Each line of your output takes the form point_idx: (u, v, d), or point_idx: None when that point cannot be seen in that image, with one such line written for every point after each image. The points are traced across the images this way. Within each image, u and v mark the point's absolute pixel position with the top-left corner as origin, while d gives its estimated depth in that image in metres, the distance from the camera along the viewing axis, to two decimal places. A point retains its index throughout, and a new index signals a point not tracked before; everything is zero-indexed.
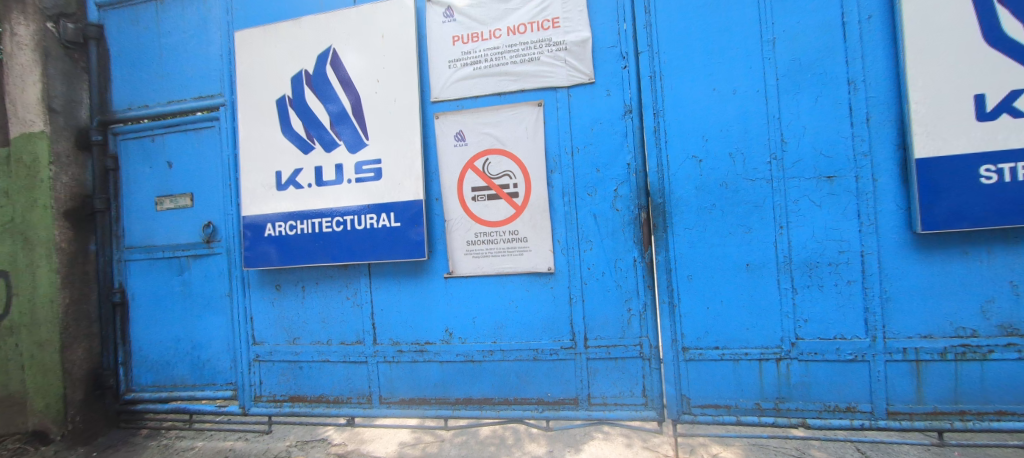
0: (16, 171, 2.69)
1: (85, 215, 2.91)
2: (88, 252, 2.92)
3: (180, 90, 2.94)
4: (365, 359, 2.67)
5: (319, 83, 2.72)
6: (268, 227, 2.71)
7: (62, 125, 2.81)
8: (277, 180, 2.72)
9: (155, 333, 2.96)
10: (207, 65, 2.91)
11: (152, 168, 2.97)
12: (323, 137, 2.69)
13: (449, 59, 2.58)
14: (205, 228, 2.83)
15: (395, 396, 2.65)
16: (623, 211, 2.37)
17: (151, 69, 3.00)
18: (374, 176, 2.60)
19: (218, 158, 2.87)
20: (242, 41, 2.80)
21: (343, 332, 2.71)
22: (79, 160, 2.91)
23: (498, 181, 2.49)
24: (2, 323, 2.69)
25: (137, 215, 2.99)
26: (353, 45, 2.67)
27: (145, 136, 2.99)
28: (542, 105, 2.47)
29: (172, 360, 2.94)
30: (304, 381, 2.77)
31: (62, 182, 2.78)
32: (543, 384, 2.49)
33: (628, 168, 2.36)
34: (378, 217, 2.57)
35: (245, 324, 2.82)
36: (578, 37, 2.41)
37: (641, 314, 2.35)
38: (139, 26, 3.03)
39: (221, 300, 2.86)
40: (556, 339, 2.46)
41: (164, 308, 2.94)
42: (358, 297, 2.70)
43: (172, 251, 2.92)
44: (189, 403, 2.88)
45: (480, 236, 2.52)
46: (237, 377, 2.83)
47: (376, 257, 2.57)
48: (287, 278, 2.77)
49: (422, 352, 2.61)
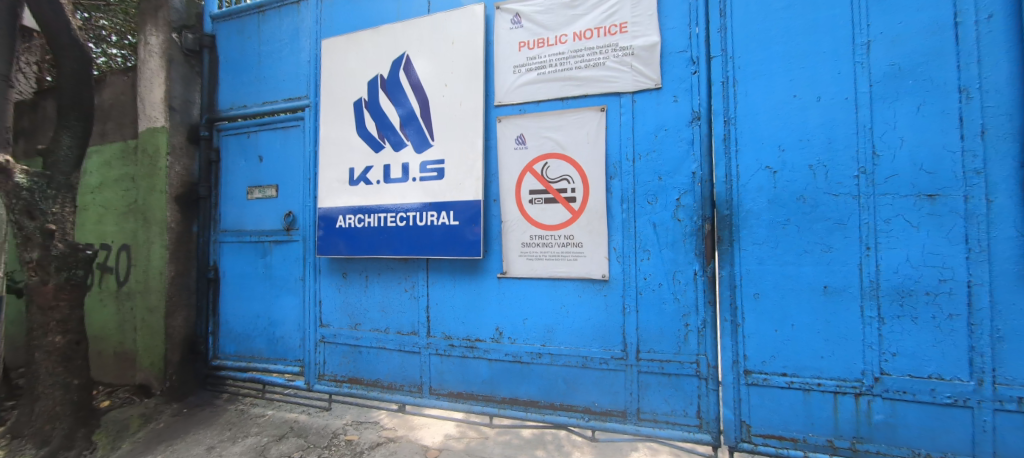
0: (143, 160, 3.21)
1: (191, 200, 3.33)
2: (191, 233, 3.32)
3: (273, 93, 3.28)
4: (418, 350, 2.80)
5: (393, 87, 2.90)
6: (340, 219, 2.93)
7: (178, 121, 3.25)
8: (350, 176, 2.94)
9: (239, 308, 3.31)
10: (296, 70, 3.22)
11: (246, 161, 3.32)
12: (392, 137, 2.86)
13: (515, 65, 2.64)
14: (286, 217, 3.13)
15: (444, 388, 2.74)
16: (685, 221, 2.28)
17: (251, 73, 3.37)
18: (436, 176, 2.72)
19: (301, 154, 3.16)
20: (328, 49, 3.07)
21: (400, 322, 2.86)
22: (189, 152, 3.34)
23: (556, 185, 2.49)
24: (125, 287, 3.24)
25: (231, 202, 3.35)
26: (424, 51, 2.82)
27: (242, 133, 3.35)
28: (605, 110, 2.44)
29: (251, 334, 3.26)
30: (362, 365, 2.95)
31: (176, 171, 3.21)
32: (591, 392, 2.45)
33: (693, 176, 2.27)
34: (438, 215, 2.69)
35: (314, 307, 3.06)
36: (646, 42, 2.35)
37: (700, 330, 2.24)
38: (243, 36, 3.41)
39: (295, 283, 3.13)
40: (607, 348, 2.41)
41: (247, 286, 3.27)
42: (415, 290, 2.83)
43: (258, 237, 3.24)
44: (263, 375, 3.19)
45: (535, 238, 2.54)
46: (304, 354, 3.08)
47: (434, 253, 2.68)
48: (353, 268, 2.97)
49: (472, 348, 2.68)
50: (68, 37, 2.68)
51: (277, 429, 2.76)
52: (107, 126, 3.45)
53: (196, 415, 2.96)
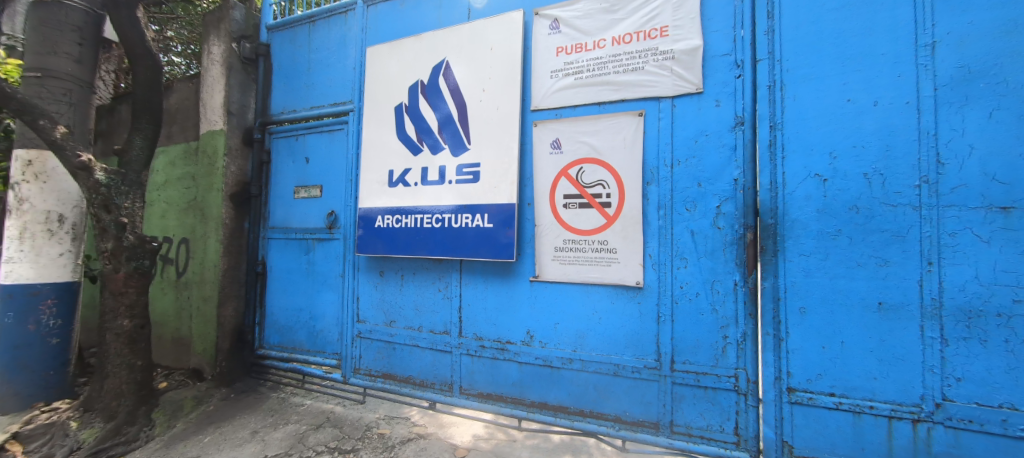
0: (203, 160, 3.47)
1: (244, 198, 3.55)
2: (243, 229, 3.54)
3: (321, 98, 3.45)
4: (450, 349, 2.85)
5: (432, 92, 2.99)
6: (378, 219, 3.04)
7: (235, 125, 3.49)
8: (389, 178, 3.04)
9: (283, 301, 3.49)
10: (343, 77, 3.38)
11: (294, 163, 3.51)
12: (430, 141, 2.94)
13: (552, 70, 2.66)
14: (329, 216, 3.28)
15: (474, 389, 2.79)
16: (725, 229, 2.20)
17: (301, 80, 3.56)
18: (472, 179, 2.77)
19: (344, 156, 3.30)
20: (373, 56, 3.21)
21: (433, 321, 2.92)
22: (243, 154, 3.57)
23: (591, 190, 2.48)
24: (185, 278, 3.51)
25: (280, 201, 3.55)
26: (463, 57, 2.89)
27: (292, 136, 3.54)
28: (643, 115, 2.41)
29: (293, 326, 3.43)
30: (395, 362, 3.04)
31: (231, 171, 3.45)
32: (622, 401, 2.41)
33: (735, 183, 2.19)
34: (473, 218, 2.74)
35: (352, 303, 3.19)
36: (688, 46, 2.30)
37: (740, 343, 2.15)
38: (295, 45, 3.62)
39: (335, 279, 3.27)
40: (640, 357, 2.36)
41: (292, 281, 3.45)
42: (448, 290, 2.89)
43: (303, 234, 3.41)
44: (304, 366, 3.34)
45: (568, 243, 2.54)
46: (342, 348, 3.21)
47: (468, 254, 2.72)
48: (389, 266, 3.07)
49: (503, 350, 2.70)
50: (142, 48, 2.94)
51: (315, 418, 2.88)
52: (172, 128, 3.75)
53: (241, 400, 3.14)
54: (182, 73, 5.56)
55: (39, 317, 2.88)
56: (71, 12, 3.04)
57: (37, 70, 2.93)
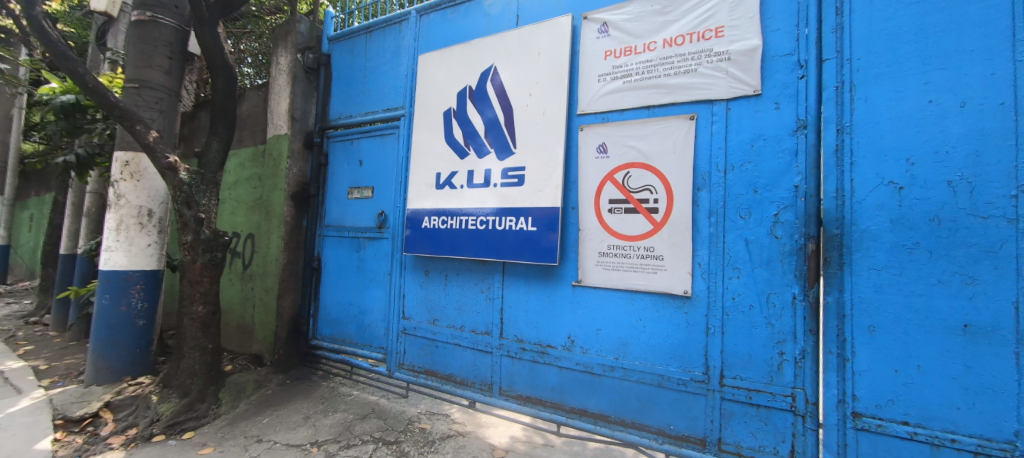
0: (269, 162, 3.78)
1: (304, 197, 3.81)
2: (301, 226, 3.79)
3: (375, 103, 3.64)
4: (491, 350, 2.90)
5: (480, 97, 3.06)
6: (425, 220, 3.15)
7: (297, 129, 3.75)
8: (436, 180, 3.15)
9: (335, 296, 3.69)
10: (396, 83, 3.54)
11: (349, 165, 3.71)
12: (477, 144, 3.01)
13: (600, 74, 2.64)
14: (379, 216, 3.44)
15: (514, 391, 2.81)
16: (783, 239, 2.07)
17: (357, 87, 3.77)
18: (516, 182, 2.81)
19: (394, 159, 3.46)
20: (424, 63, 3.34)
21: (475, 321, 2.98)
22: (304, 156, 3.83)
23: (637, 195, 2.43)
24: (251, 270, 3.83)
25: (335, 200, 3.77)
26: (511, 63, 2.94)
27: (347, 140, 3.76)
28: (695, 118, 2.33)
29: (344, 320, 3.62)
30: (437, 359, 3.13)
31: (293, 172, 3.72)
32: (666, 413, 2.33)
33: (796, 190, 2.05)
34: (516, 221, 2.77)
35: (398, 300, 3.31)
36: (745, 46, 2.20)
37: (798, 360, 2.00)
38: (353, 54, 3.84)
39: (383, 276, 3.42)
40: (686, 369, 2.28)
41: (343, 276, 3.64)
42: (490, 292, 2.93)
43: (355, 233, 3.60)
44: (352, 357, 3.51)
45: (612, 248, 2.50)
46: (388, 343, 3.35)
47: (511, 257, 2.75)
48: (434, 266, 3.17)
49: (543, 353, 2.71)
50: (221, 61, 3.25)
51: (362, 409, 3.02)
52: (244, 133, 4.11)
53: (296, 387, 3.36)
54: (253, 83, 6.12)
55: (129, 300, 3.24)
56: (163, 30, 3.39)
57: (135, 82, 3.29)
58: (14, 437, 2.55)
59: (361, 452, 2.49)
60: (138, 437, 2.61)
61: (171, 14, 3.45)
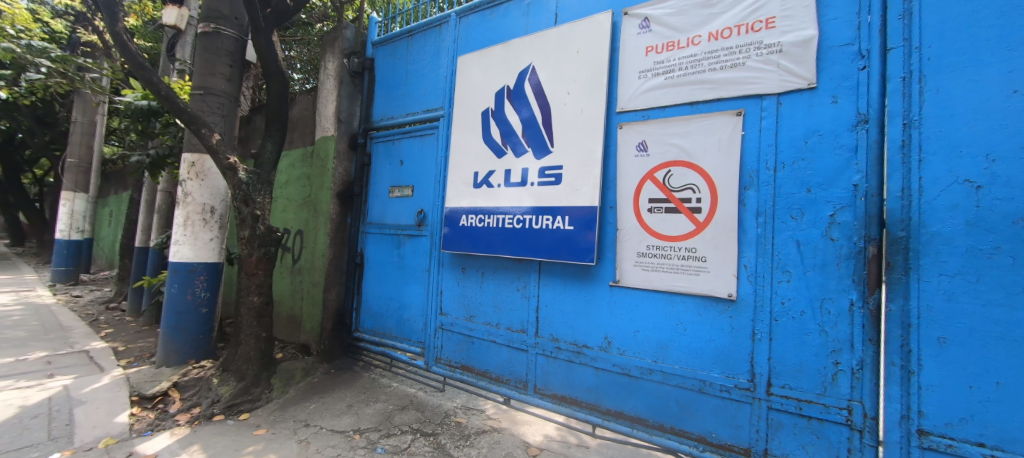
0: (318, 162, 4.01)
1: (348, 196, 4.00)
2: (346, 223, 3.98)
3: (415, 105, 3.75)
4: (527, 348, 2.92)
5: (518, 96, 3.08)
6: (462, 218, 3.21)
7: (343, 131, 3.94)
8: (474, 179, 3.20)
9: (376, 290, 3.83)
10: (436, 85, 3.63)
11: (390, 164, 3.85)
12: (514, 143, 3.04)
13: (641, 70, 2.59)
14: (419, 214, 3.54)
15: (549, 389, 2.82)
16: (840, 241, 1.94)
17: (399, 89, 3.90)
18: (554, 181, 2.81)
19: (434, 158, 3.55)
20: (464, 65, 3.41)
21: (511, 319, 3.02)
22: (349, 156, 4.02)
23: (679, 195, 2.36)
24: (300, 264, 4.07)
25: (377, 199, 3.91)
26: (549, 62, 2.94)
27: (389, 140, 3.89)
28: (743, 114, 2.23)
29: (384, 313, 3.75)
30: (473, 355, 3.19)
31: (339, 172, 3.92)
32: (708, 420, 2.25)
33: (855, 189, 1.92)
34: (553, 220, 2.77)
35: (436, 296, 3.40)
36: (799, 37, 2.08)
37: (856, 372, 1.85)
38: (395, 58, 3.98)
39: (422, 272, 3.52)
40: (730, 375, 2.19)
41: (384, 272, 3.78)
42: (527, 290, 2.95)
43: (395, 230, 3.73)
44: (392, 350, 3.64)
45: (652, 248, 2.44)
46: (426, 338, 3.45)
47: (548, 256, 2.76)
48: (471, 264, 3.23)
49: (579, 353, 2.69)
50: (276, 67, 3.47)
51: (400, 400, 3.13)
52: (295, 135, 4.37)
53: (340, 376, 3.53)
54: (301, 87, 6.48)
55: (193, 289, 3.52)
56: (225, 40, 3.66)
57: (200, 89, 3.57)
58: (100, 410, 2.85)
59: (400, 442, 2.59)
60: (200, 416, 2.84)
61: (232, 25, 3.71)
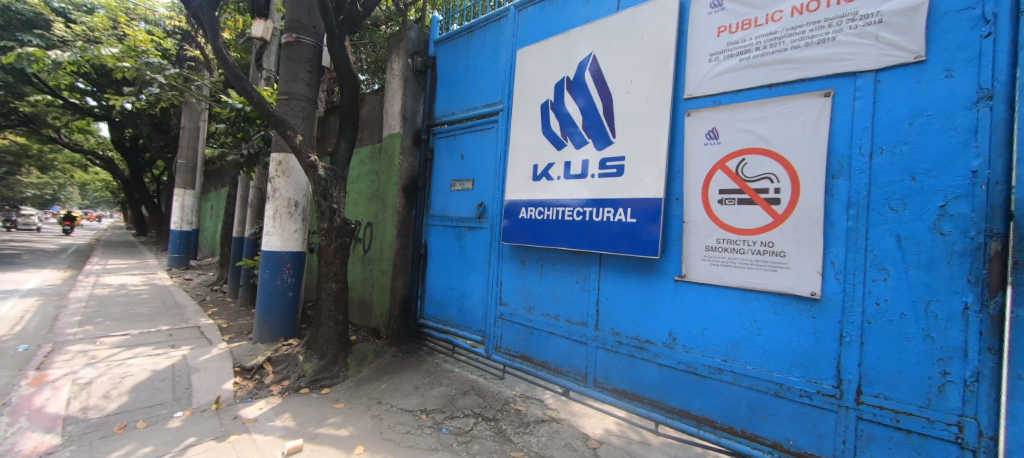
0: (386, 159, 4.29)
1: (413, 190, 4.22)
2: (411, 216, 4.21)
3: (475, 100, 3.85)
4: (586, 340, 2.92)
5: (578, 86, 3.05)
6: (522, 211, 3.26)
7: (407, 128, 4.16)
8: (534, 172, 3.23)
9: (439, 280, 4.02)
10: (495, 79, 3.69)
11: (451, 159, 3.99)
12: (574, 134, 3.02)
13: (712, 52, 2.44)
14: (479, 207, 3.65)
15: (609, 383, 2.80)
16: (953, 236, 1.69)
17: (459, 85, 4.01)
18: (616, 172, 2.75)
19: (493, 152, 3.63)
20: (523, 57, 3.43)
21: (570, 311, 3.03)
22: (413, 152, 4.23)
23: (754, 185, 2.20)
24: (371, 253, 4.40)
25: (439, 192, 4.08)
26: (611, 50, 2.87)
27: (450, 135, 4.03)
28: (832, 95, 2.02)
29: (447, 302, 3.93)
30: (533, 345, 3.26)
31: (404, 168, 4.15)
32: (785, 427, 2.11)
33: (973, 177, 1.66)
34: (615, 212, 2.71)
35: (496, 287, 3.50)
36: (905, 4, 1.82)
37: (970, 385, 1.62)
38: (456, 55, 4.09)
39: (482, 263, 3.63)
40: (812, 380, 2.02)
41: (446, 262, 3.95)
42: (587, 283, 2.94)
43: (456, 222, 3.87)
44: (454, 337, 3.81)
45: (722, 242, 2.31)
46: (486, 327, 3.58)
47: (609, 248, 2.71)
48: (531, 255, 3.27)
49: (642, 349, 2.64)
50: (348, 71, 3.72)
51: (463, 385, 3.27)
52: (365, 133, 4.75)
53: (407, 359, 3.76)
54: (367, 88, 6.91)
55: (282, 275, 3.93)
56: (305, 48, 3.99)
57: (285, 94, 3.93)
58: (211, 378, 3.31)
59: (464, 425, 2.72)
60: (290, 388, 3.19)
61: (310, 34, 4.04)
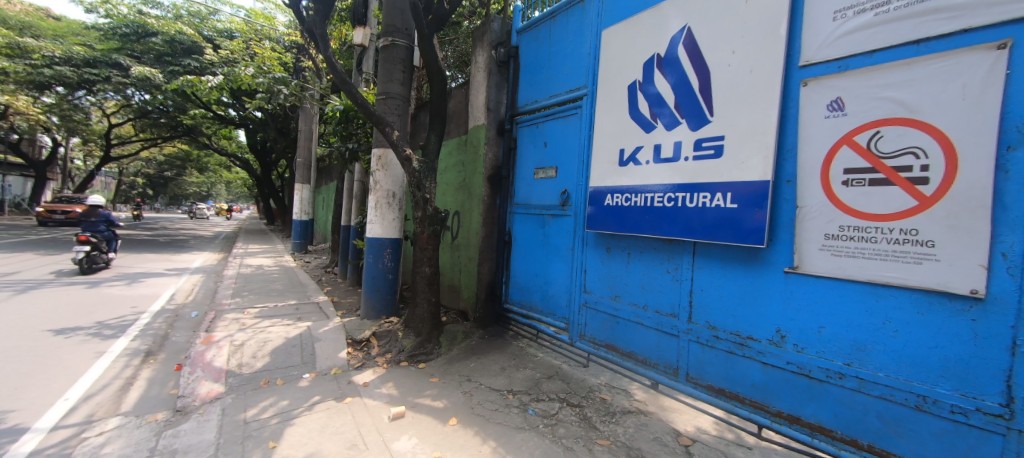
0: (472, 150, 4.49)
1: (498, 179, 4.37)
2: (495, 204, 4.37)
3: (558, 87, 3.82)
4: (677, 333, 2.79)
5: (670, 62, 2.85)
6: (608, 198, 3.19)
7: (492, 119, 4.30)
8: (620, 157, 3.12)
9: (522, 266, 4.13)
10: (579, 64, 3.63)
11: (534, 147, 4.03)
12: (665, 115, 2.85)
13: (837, 9, 2.09)
14: (562, 195, 3.65)
15: (704, 380, 2.64)
16: None
17: (542, 72, 4.02)
18: (714, 154, 2.53)
19: (577, 138, 3.59)
20: (609, 38, 3.31)
21: (660, 302, 2.90)
22: (497, 142, 4.37)
23: (892, 162, 1.84)
24: (460, 240, 4.67)
25: (522, 180, 4.16)
26: (709, 19, 2.63)
27: (533, 124, 4.07)
28: (1010, 45, 1.55)
29: (530, 288, 4.03)
30: (619, 335, 3.18)
31: (489, 158, 4.31)
32: (928, 448, 1.76)
33: None
34: (712, 197, 2.50)
35: (581, 275, 3.49)
36: None
37: None
38: (538, 42, 4.10)
39: (566, 251, 3.65)
40: (968, 396, 1.65)
41: (530, 249, 4.02)
42: (679, 272, 2.79)
43: (540, 210, 3.92)
44: (539, 323, 3.89)
45: (847, 230, 1.99)
46: (570, 315, 3.60)
47: (703, 237, 2.52)
48: (617, 243, 3.19)
49: (742, 345, 2.44)
50: (436, 67, 3.93)
51: (547, 369, 3.34)
52: (452, 126, 5.03)
53: (493, 341, 3.94)
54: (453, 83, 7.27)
55: (383, 259, 4.36)
56: (399, 50, 4.30)
57: (383, 94, 4.29)
58: (329, 347, 3.83)
59: (549, 408, 2.78)
60: (392, 360, 3.56)
61: (403, 35, 4.33)
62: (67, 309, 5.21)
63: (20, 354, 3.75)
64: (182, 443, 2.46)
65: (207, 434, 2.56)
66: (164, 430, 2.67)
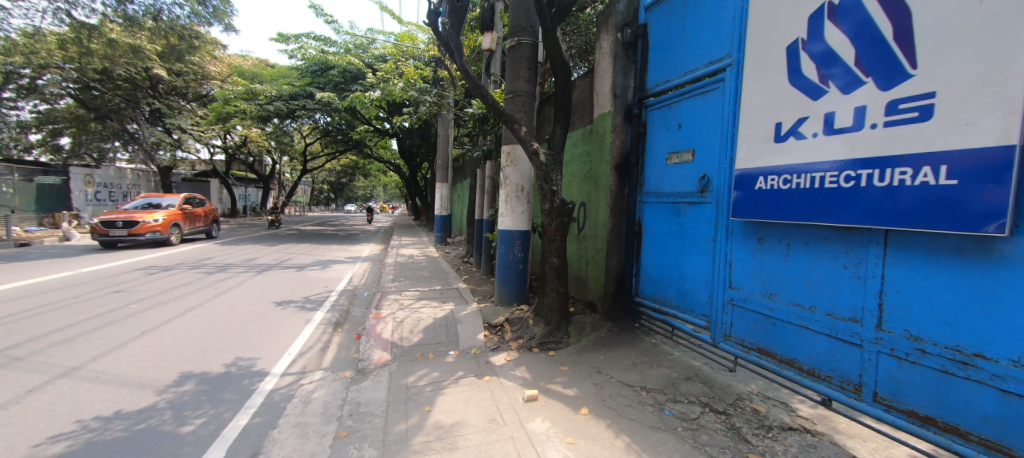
0: (598, 140, 4.43)
1: (626, 167, 4.22)
2: (624, 194, 4.23)
3: (695, 61, 3.48)
4: (859, 342, 2.28)
5: (849, 8, 2.29)
6: (759, 181, 2.79)
7: (618, 105, 4.15)
8: (776, 132, 2.68)
9: (654, 259, 3.92)
10: (722, 32, 3.24)
11: (667, 130, 3.77)
12: (841, 76, 2.33)
13: None
14: (701, 180, 3.33)
15: (899, 402, 2.10)
16: None
17: (675, 48, 3.72)
18: (917, 117, 1.93)
19: (719, 116, 3.22)
20: None
21: (834, 304, 2.42)
22: (625, 128, 4.21)
23: None
24: (587, 231, 4.67)
25: (653, 167, 3.93)
26: None
27: (665, 106, 3.80)
28: None
29: (664, 282, 3.79)
30: (776, 339, 2.78)
31: (616, 145, 4.18)
32: None
33: None
34: (914, 173, 1.93)
35: (725, 269, 3.15)
36: None
37: None
38: (671, 16, 3.79)
39: (706, 243, 3.33)
40: None
41: (663, 240, 3.79)
42: (862, 268, 2.27)
43: (674, 198, 3.66)
44: (674, 320, 3.64)
45: None
46: (712, 312, 3.27)
47: (899, 225, 1.98)
48: (772, 233, 2.78)
49: (964, 365, 1.83)
50: (560, 59, 3.96)
51: (685, 370, 3.12)
52: (577, 117, 5.02)
53: (623, 335, 3.86)
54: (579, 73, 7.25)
55: (513, 250, 4.62)
56: (524, 48, 4.46)
57: (510, 93, 4.52)
58: (469, 328, 4.25)
59: (689, 411, 2.58)
60: (524, 346, 3.77)
61: (528, 33, 4.46)
62: (286, 287, 6.92)
63: (260, 319, 5.12)
64: (363, 397, 3.06)
65: (380, 392, 3.13)
66: (351, 385, 3.35)
